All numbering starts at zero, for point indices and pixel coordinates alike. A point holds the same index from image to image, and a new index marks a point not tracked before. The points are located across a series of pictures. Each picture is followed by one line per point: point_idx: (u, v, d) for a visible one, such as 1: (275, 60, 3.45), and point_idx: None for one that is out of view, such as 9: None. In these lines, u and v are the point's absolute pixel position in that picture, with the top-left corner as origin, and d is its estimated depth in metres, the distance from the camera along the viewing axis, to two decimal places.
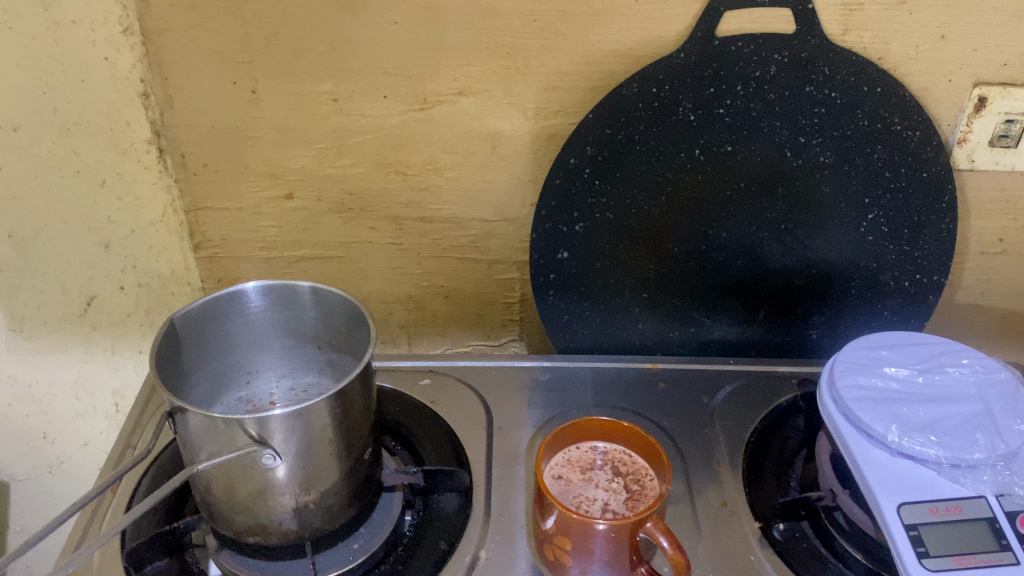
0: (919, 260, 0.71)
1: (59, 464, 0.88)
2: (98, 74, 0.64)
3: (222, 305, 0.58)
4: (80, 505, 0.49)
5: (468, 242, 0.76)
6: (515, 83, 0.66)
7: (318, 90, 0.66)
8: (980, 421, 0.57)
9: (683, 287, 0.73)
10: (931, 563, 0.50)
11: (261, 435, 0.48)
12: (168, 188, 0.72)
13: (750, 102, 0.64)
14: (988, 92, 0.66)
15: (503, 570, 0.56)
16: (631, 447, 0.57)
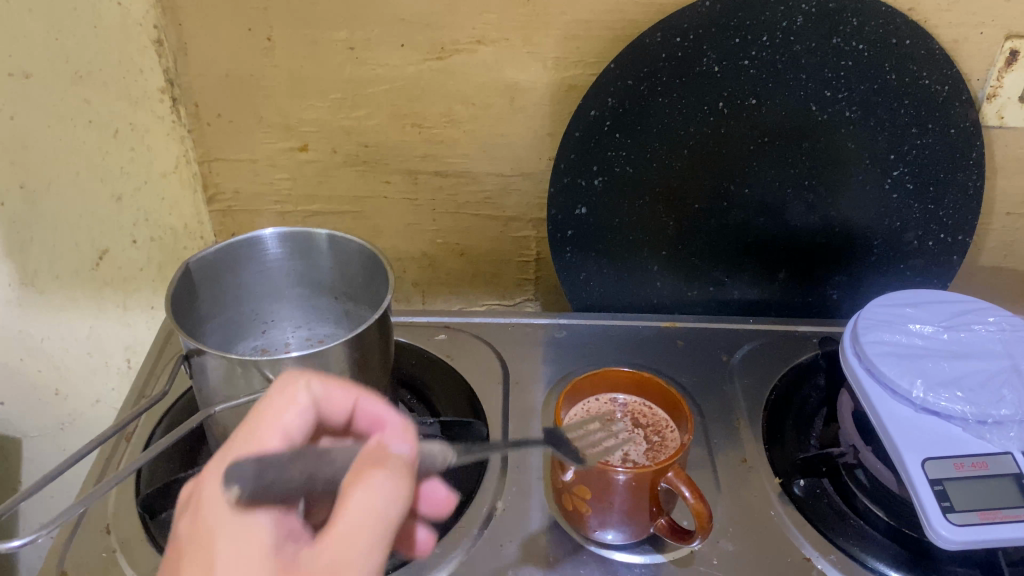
0: (944, 219, 0.69)
1: (72, 421, 0.86)
2: (110, 19, 0.63)
3: (239, 252, 0.57)
4: (97, 444, 0.49)
5: (484, 198, 0.75)
6: (534, 32, 0.65)
7: (334, 38, 0.65)
8: (1006, 378, 0.56)
9: (702, 245, 0.72)
10: (956, 517, 0.49)
11: (278, 378, 0.48)
12: (182, 139, 0.72)
13: (776, 53, 0.63)
14: (1020, 45, 0.64)
15: (520, 521, 0.56)
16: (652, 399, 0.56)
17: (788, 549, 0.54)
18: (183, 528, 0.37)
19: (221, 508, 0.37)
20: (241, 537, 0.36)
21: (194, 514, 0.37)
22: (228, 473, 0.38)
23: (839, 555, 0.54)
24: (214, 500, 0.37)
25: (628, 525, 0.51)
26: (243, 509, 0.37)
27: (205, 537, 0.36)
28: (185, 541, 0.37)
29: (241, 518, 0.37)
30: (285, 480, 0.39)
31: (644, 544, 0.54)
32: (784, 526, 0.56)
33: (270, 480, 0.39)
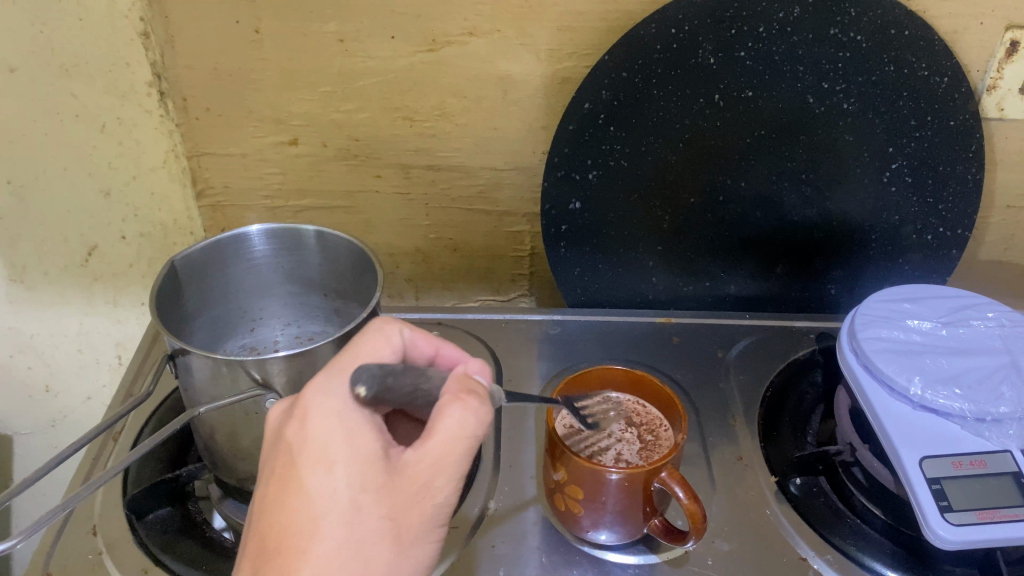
0: (943, 213, 0.69)
1: (62, 418, 0.86)
2: (96, 11, 0.62)
3: (226, 248, 0.56)
4: (81, 445, 0.48)
5: (477, 193, 0.74)
6: (528, 23, 0.63)
7: (323, 30, 0.64)
8: (1006, 374, 0.55)
9: (699, 240, 0.71)
10: (954, 517, 0.49)
11: (264, 378, 0.47)
12: (170, 134, 0.70)
13: (773, 45, 0.61)
14: (1020, 36, 0.63)
15: (512, 520, 0.55)
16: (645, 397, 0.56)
17: (785, 549, 0.53)
18: (290, 434, 0.39)
19: (328, 417, 0.38)
20: (350, 447, 0.38)
21: (301, 421, 0.39)
22: (337, 382, 0.40)
23: (835, 555, 0.53)
24: (320, 408, 0.39)
25: (622, 526, 0.51)
26: (349, 416, 0.38)
27: (315, 446, 0.38)
28: (293, 449, 0.38)
29: (349, 426, 0.38)
30: (400, 385, 0.39)
31: (638, 545, 0.53)
32: (781, 527, 0.55)
33: (386, 384, 0.39)
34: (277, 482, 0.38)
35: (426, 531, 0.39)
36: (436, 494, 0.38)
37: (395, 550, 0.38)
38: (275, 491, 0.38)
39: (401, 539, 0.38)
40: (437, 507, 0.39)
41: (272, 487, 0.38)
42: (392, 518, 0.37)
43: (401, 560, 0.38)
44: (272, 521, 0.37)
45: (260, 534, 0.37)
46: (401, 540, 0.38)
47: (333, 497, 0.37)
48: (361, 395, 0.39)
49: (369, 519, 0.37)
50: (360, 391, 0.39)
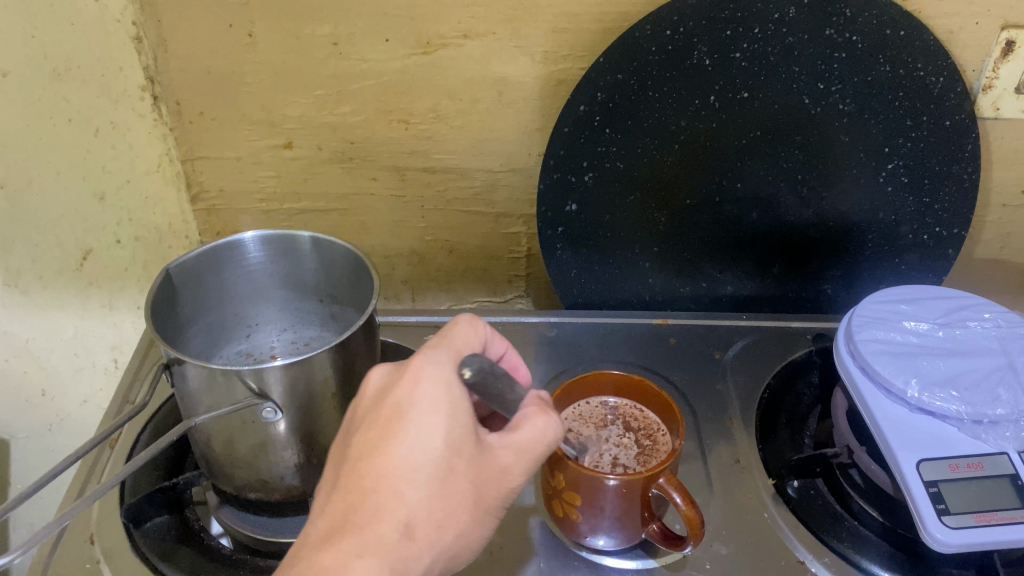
0: (939, 213, 0.68)
1: (60, 421, 0.85)
2: (88, 15, 0.61)
3: (221, 255, 0.56)
4: (76, 457, 0.48)
5: (473, 194, 0.74)
6: (522, 25, 0.63)
7: (317, 33, 0.64)
8: (1002, 376, 0.55)
9: (695, 241, 0.71)
10: (951, 521, 0.49)
11: (261, 388, 0.47)
12: (164, 138, 0.70)
13: (768, 45, 0.61)
14: (1016, 35, 0.63)
15: (511, 526, 0.55)
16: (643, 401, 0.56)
17: (783, 552, 0.53)
18: (392, 395, 0.39)
19: (435, 386, 0.39)
20: (453, 415, 0.38)
21: (407, 385, 0.39)
22: (445, 359, 0.40)
23: (832, 558, 0.53)
24: (426, 377, 0.39)
25: (620, 531, 0.51)
26: (455, 390, 0.39)
27: (419, 408, 0.38)
28: (395, 408, 0.39)
29: (453, 398, 0.39)
30: (495, 383, 0.41)
31: (636, 549, 0.54)
32: (779, 529, 0.55)
33: (488, 378, 0.40)
34: (371, 434, 0.38)
35: (493, 501, 0.41)
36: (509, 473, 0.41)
37: (469, 512, 0.39)
38: (367, 441, 0.38)
39: (474, 505, 0.39)
40: (508, 485, 0.41)
41: (365, 438, 0.39)
42: (473, 486, 0.39)
43: (470, 523, 0.40)
44: (361, 467, 0.38)
45: (346, 478, 0.38)
46: (475, 506, 0.39)
47: (429, 458, 0.38)
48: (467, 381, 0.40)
49: (456, 484, 0.38)
50: (466, 376, 0.40)
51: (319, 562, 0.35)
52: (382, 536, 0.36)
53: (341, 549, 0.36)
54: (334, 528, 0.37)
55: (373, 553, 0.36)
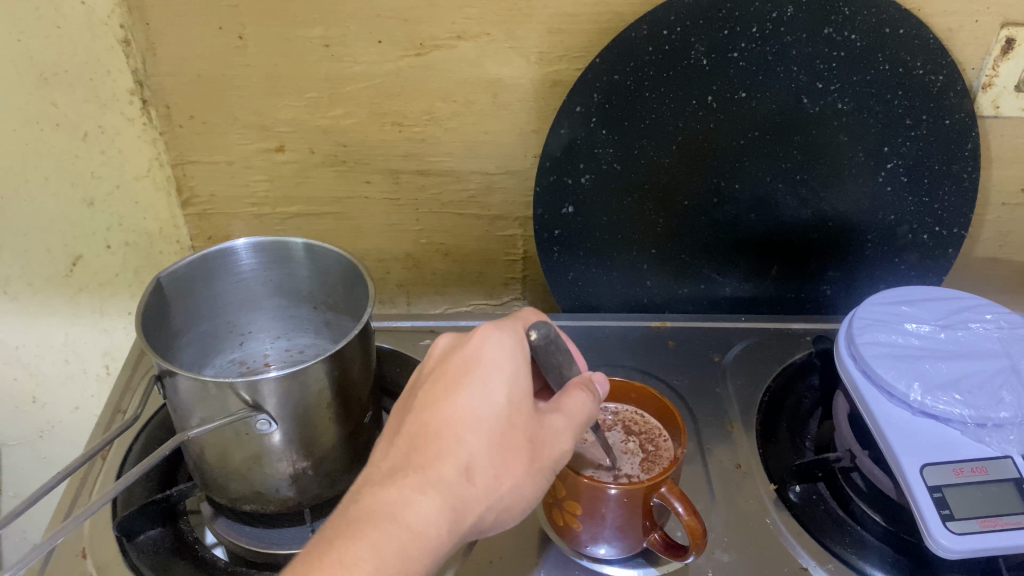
0: (939, 212, 0.68)
1: (51, 428, 0.84)
2: (74, 19, 0.60)
3: (213, 263, 0.55)
4: (67, 473, 0.47)
5: (468, 197, 0.73)
6: (517, 26, 0.62)
7: (308, 35, 0.63)
8: (1005, 378, 0.54)
9: (693, 243, 0.71)
10: (956, 526, 0.48)
11: (254, 400, 0.46)
12: (154, 142, 0.68)
13: (766, 44, 0.60)
14: (1015, 33, 0.62)
15: (512, 536, 0.55)
16: (643, 406, 0.55)
17: (785, 559, 0.53)
18: (459, 353, 0.43)
19: (501, 345, 0.43)
20: (517, 371, 0.42)
21: (473, 346, 0.43)
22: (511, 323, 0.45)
23: (836, 564, 0.52)
24: (493, 338, 0.43)
25: (621, 540, 0.50)
26: (519, 351, 0.43)
27: (484, 364, 0.42)
28: (461, 364, 0.42)
29: (516, 356, 0.42)
30: (554, 352, 0.46)
31: (637, 558, 0.53)
32: (781, 535, 0.54)
33: (548, 347, 0.46)
34: (437, 386, 0.42)
35: (551, 463, 0.43)
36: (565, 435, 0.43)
37: (526, 468, 0.41)
38: (432, 394, 0.42)
39: (532, 463, 0.42)
40: (564, 449, 0.43)
41: (430, 390, 0.42)
42: (531, 442, 0.42)
43: (528, 479, 0.42)
44: (425, 416, 0.41)
45: (411, 425, 0.41)
46: (533, 462, 0.42)
47: (491, 409, 0.41)
48: (532, 343, 0.46)
49: (515, 436, 0.41)
50: (533, 337, 0.46)
51: (383, 497, 0.38)
52: (443, 476, 0.39)
53: (404, 485, 0.39)
54: (398, 467, 0.40)
55: (433, 491, 0.39)
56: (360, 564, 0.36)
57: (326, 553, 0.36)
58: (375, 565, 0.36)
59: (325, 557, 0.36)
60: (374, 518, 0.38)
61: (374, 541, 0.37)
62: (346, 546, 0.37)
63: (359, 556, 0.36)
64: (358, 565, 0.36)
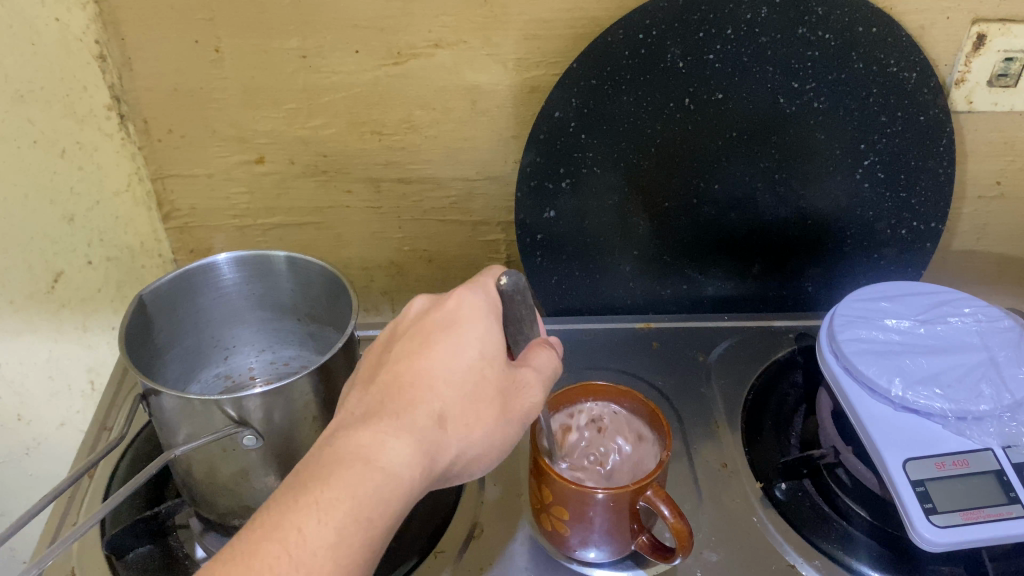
0: (916, 207, 0.69)
1: (38, 446, 0.84)
2: (48, 36, 0.60)
3: (194, 278, 0.56)
4: (54, 495, 0.48)
5: (450, 204, 0.73)
6: (493, 33, 0.62)
7: (285, 46, 0.63)
8: (985, 371, 0.55)
9: (675, 243, 0.71)
10: (939, 519, 0.49)
11: (240, 415, 0.46)
12: (133, 157, 0.68)
13: (741, 46, 0.61)
14: (987, 29, 0.63)
15: (503, 541, 0.55)
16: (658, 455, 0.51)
17: (773, 556, 0.53)
18: (435, 314, 0.45)
19: (473, 305, 0.45)
20: (486, 329, 0.44)
21: (448, 306, 0.45)
22: (483, 284, 0.47)
23: (823, 560, 0.53)
24: (466, 299, 0.45)
25: (609, 544, 0.50)
26: (491, 312, 0.45)
27: (457, 322, 0.44)
28: (436, 323, 0.45)
29: (487, 315, 0.45)
30: (520, 305, 0.47)
31: (626, 560, 0.53)
32: (768, 533, 0.55)
33: (514, 298, 0.47)
34: (413, 343, 0.44)
35: (520, 415, 0.45)
36: (533, 389, 0.45)
37: (496, 419, 0.43)
38: (406, 350, 0.44)
39: (503, 414, 0.44)
40: (536, 402, 0.45)
41: (405, 347, 0.44)
42: (501, 397, 0.44)
43: (497, 430, 0.43)
44: (399, 369, 0.43)
45: (386, 377, 0.43)
46: (503, 414, 0.44)
47: (462, 362, 0.43)
48: (502, 291, 0.47)
49: (486, 388, 0.43)
50: (502, 284, 0.47)
51: (358, 440, 0.40)
52: (416, 422, 0.41)
53: (377, 429, 0.40)
54: (372, 413, 0.41)
55: (407, 434, 0.40)
56: (336, 501, 0.37)
57: (302, 492, 0.37)
58: (350, 501, 0.37)
59: (301, 495, 0.37)
60: (349, 459, 0.39)
61: (351, 479, 0.38)
62: (323, 483, 0.38)
63: (335, 493, 0.37)
64: (334, 502, 0.37)
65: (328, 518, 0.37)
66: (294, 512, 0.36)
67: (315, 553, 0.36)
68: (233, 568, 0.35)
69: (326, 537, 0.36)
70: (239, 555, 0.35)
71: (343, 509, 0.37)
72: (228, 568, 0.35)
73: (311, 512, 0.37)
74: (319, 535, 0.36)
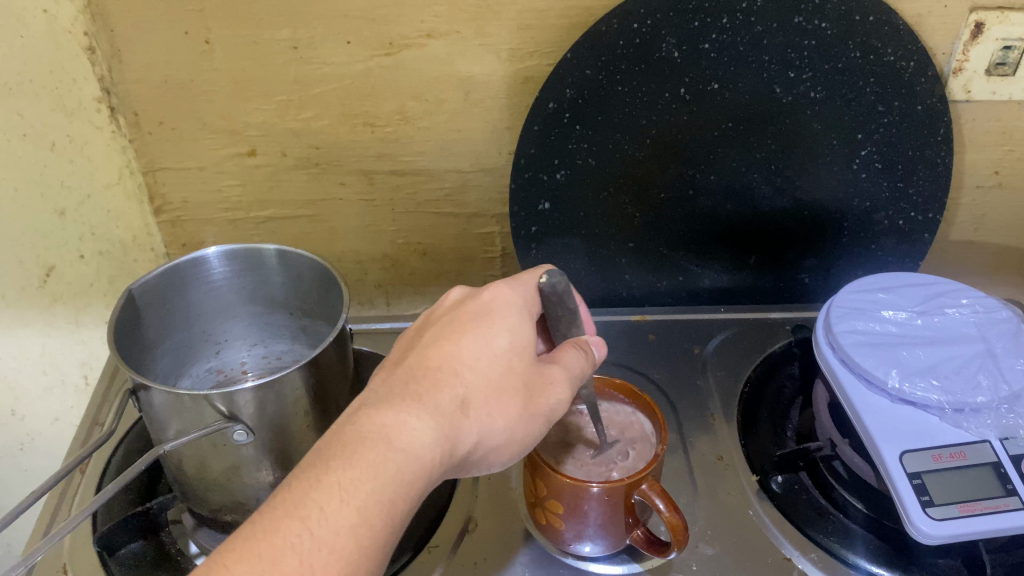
0: (914, 197, 0.68)
1: (32, 441, 0.83)
2: (36, 28, 0.59)
3: (184, 273, 0.56)
4: (44, 489, 0.47)
5: (444, 196, 0.72)
6: (486, 23, 0.62)
7: (276, 37, 0.62)
8: (982, 362, 0.55)
9: (671, 235, 0.71)
10: (935, 512, 0.48)
11: (230, 410, 0.46)
12: (123, 150, 0.68)
13: (737, 35, 0.60)
14: (985, 17, 0.62)
15: (499, 534, 0.55)
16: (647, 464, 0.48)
17: (769, 549, 0.53)
18: (468, 307, 0.46)
19: (506, 298, 0.46)
20: (519, 322, 0.45)
21: (483, 300, 0.46)
22: (523, 283, 0.48)
23: (819, 554, 0.53)
24: (502, 294, 0.47)
25: (605, 538, 0.50)
26: (525, 309, 0.46)
27: (490, 314, 0.45)
28: (469, 315, 0.45)
29: (520, 310, 0.46)
30: (558, 305, 0.49)
31: (621, 554, 0.53)
32: (764, 526, 0.55)
33: (556, 296, 0.48)
34: (443, 332, 0.44)
35: (545, 409, 0.44)
36: (560, 385, 0.45)
37: (519, 409, 0.43)
38: (435, 338, 0.44)
39: (527, 405, 0.43)
40: (560, 396, 0.45)
41: (436, 336, 0.45)
42: (526, 387, 0.44)
43: (520, 421, 0.43)
44: (427, 355, 0.43)
45: (412, 363, 0.43)
46: (526, 405, 0.43)
47: (491, 352, 0.43)
48: (542, 288, 0.48)
49: (512, 377, 0.43)
50: (543, 282, 0.48)
51: (380, 420, 0.39)
52: (440, 405, 0.41)
53: (400, 410, 0.40)
54: (395, 394, 0.41)
55: (430, 416, 0.40)
56: (359, 480, 0.37)
57: (325, 470, 0.37)
58: (373, 482, 0.37)
59: (323, 473, 0.37)
60: (371, 439, 0.38)
61: (374, 459, 0.37)
62: (346, 463, 0.37)
63: (358, 472, 0.37)
64: (357, 481, 0.37)
65: (350, 498, 0.36)
66: (317, 490, 0.36)
67: (336, 532, 0.35)
68: (252, 544, 0.34)
69: (347, 517, 0.36)
70: (255, 531, 0.35)
71: (365, 489, 0.37)
72: (246, 544, 0.34)
73: (334, 490, 0.36)
74: (341, 513, 0.36)
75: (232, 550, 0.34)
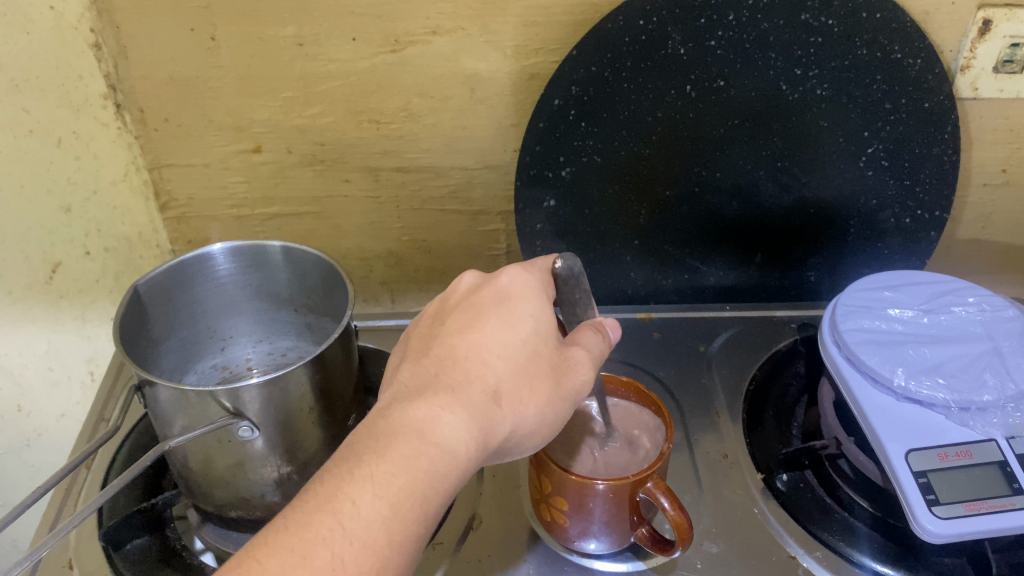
0: (921, 195, 0.68)
1: (38, 437, 0.84)
2: (42, 24, 0.59)
3: (189, 270, 0.56)
4: (48, 485, 0.47)
5: (449, 193, 0.72)
6: (491, 19, 0.62)
7: (282, 34, 0.62)
8: (988, 361, 0.54)
9: (677, 232, 0.71)
10: (941, 511, 0.48)
11: (236, 406, 0.46)
12: (129, 146, 0.68)
13: (743, 32, 0.60)
14: (992, 15, 0.62)
15: (501, 529, 0.55)
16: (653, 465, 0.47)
17: (772, 548, 0.53)
18: (487, 290, 0.46)
19: (525, 282, 0.46)
20: (540, 305, 0.45)
21: (501, 283, 0.46)
22: (537, 266, 0.48)
23: (824, 552, 0.53)
24: (519, 277, 0.46)
25: (609, 535, 0.50)
26: (544, 291, 0.46)
27: (512, 297, 0.45)
28: (490, 298, 0.45)
29: (540, 292, 0.46)
30: (574, 287, 0.49)
31: (625, 552, 0.53)
32: (769, 526, 0.55)
33: (570, 278, 0.49)
34: (466, 318, 0.44)
35: (573, 392, 0.44)
36: (585, 366, 0.45)
37: (548, 393, 0.43)
38: (458, 324, 0.44)
39: (555, 389, 0.43)
40: (586, 377, 0.45)
41: (459, 322, 0.44)
42: (553, 371, 0.44)
43: (552, 407, 0.43)
44: (452, 343, 0.43)
45: (438, 351, 0.43)
46: (555, 391, 0.43)
47: (517, 336, 0.43)
48: (557, 271, 0.48)
49: (538, 363, 0.43)
50: (557, 268, 0.48)
51: (414, 414, 0.39)
52: (471, 395, 0.41)
53: (432, 404, 0.40)
54: (425, 386, 0.41)
55: (462, 408, 0.40)
56: (393, 475, 0.37)
57: (358, 465, 0.37)
58: (406, 477, 0.37)
59: (357, 468, 0.37)
60: (405, 433, 0.39)
61: (408, 455, 0.38)
62: (379, 457, 0.37)
63: (393, 467, 0.37)
64: (391, 475, 0.37)
65: (383, 492, 0.36)
66: (349, 484, 0.36)
67: (368, 527, 0.35)
68: (286, 540, 0.34)
69: (381, 511, 0.36)
70: (288, 524, 0.35)
71: (399, 484, 0.37)
72: (281, 539, 0.34)
73: (368, 485, 0.36)
74: (374, 508, 0.36)
75: (264, 544, 0.34)
